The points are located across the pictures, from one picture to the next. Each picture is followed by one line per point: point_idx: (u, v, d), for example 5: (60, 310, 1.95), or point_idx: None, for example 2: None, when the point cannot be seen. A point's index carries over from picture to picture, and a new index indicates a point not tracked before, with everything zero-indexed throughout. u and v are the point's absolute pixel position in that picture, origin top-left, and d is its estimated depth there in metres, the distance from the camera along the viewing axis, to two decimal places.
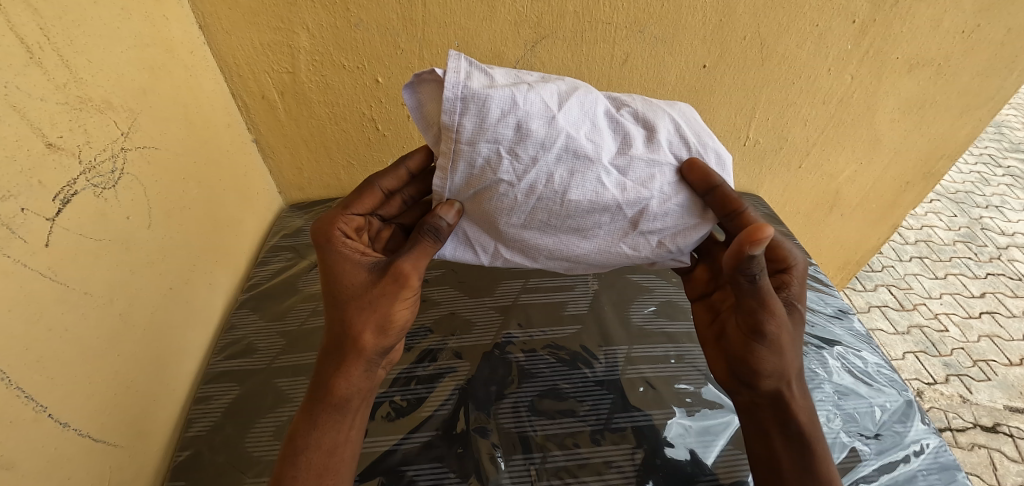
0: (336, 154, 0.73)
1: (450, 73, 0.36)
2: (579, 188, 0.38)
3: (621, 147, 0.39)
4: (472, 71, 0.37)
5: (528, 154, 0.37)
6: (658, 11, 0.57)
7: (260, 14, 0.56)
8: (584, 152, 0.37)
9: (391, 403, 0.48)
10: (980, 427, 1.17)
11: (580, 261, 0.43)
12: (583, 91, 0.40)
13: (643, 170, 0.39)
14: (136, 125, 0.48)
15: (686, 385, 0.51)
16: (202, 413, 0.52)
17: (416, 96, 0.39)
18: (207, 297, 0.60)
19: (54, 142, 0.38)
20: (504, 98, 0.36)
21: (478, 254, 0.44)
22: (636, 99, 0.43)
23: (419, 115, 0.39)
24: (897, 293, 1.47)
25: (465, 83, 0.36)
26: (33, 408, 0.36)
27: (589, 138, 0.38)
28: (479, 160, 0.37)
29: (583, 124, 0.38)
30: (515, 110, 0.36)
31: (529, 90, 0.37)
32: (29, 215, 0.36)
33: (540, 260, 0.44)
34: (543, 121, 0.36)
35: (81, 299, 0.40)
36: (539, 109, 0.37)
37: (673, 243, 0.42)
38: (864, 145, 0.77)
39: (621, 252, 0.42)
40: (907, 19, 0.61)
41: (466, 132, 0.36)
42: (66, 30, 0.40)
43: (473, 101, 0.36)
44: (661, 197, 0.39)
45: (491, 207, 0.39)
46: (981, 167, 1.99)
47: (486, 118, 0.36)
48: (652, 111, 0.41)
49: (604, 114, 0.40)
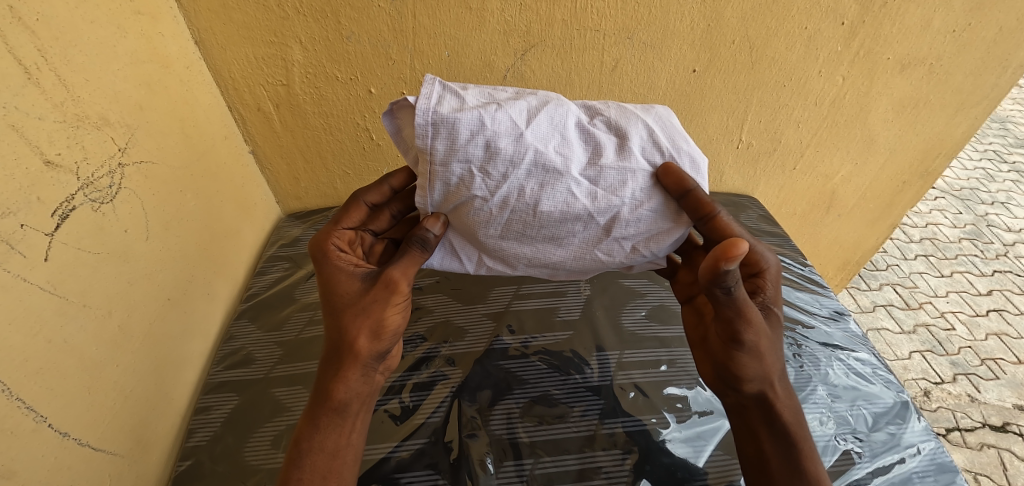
0: (332, 164, 0.74)
1: (421, 99, 0.37)
2: (550, 199, 0.38)
3: (592, 157, 0.39)
4: (444, 95, 0.38)
5: (498, 171, 0.37)
6: (645, 18, 0.57)
7: (254, 28, 0.57)
8: (553, 165, 0.38)
9: (386, 411, 0.49)
10: (990, 426, 1.15)
11: (559, 268, 0.44)
12: (554, 105, 0.41)
13: (614, 178, 0.39)
14: (133, 140, 0.49)
15: (677, 389, 0.51)
16: (202, 423, 0.53)
17: (395, 122, 0.41)
18: (205, 307, 0.61)
19: (52, 160, 0.39)
20: (472, 120, 0.37)
21: (464, 262, 0.45)
22: (611, 107, 0.44)
23: (399, 140, 0.41)
24: (902, 292, 1.46)
25: (436, 107, 0.37)
26: (33, 418, 0.37)
27: (558, 151, 0.38)
28: (453, 179, 0.38)
29: (552, 137, 0.38)
30: (483, 130, 0.37)
31: (498, 109, 0.38)
32: (28, 231, 0.37)
33: (521, 268, 0.45)
34: (511, 138, 0.37)
35: (80, 312, 0.41)
36: (507, 127, 0.37)
37: (648, 248, 0.42)
38: (859, 145, 0.76)
39: (597, 259, 0.42)
40: (896, 18, 0.61)
41: (439, 154, 0.37)
42: (64, 51, 0.41)
43: (443, 125, 0.36)
44: (633, 204, 0.39)
45: (469, 220, 0.40)
46: (986, 163, 1.97)
47: (456, 140, 0.37)
48: (626, 118, 0.42)
49: (575, 125, 0.40)
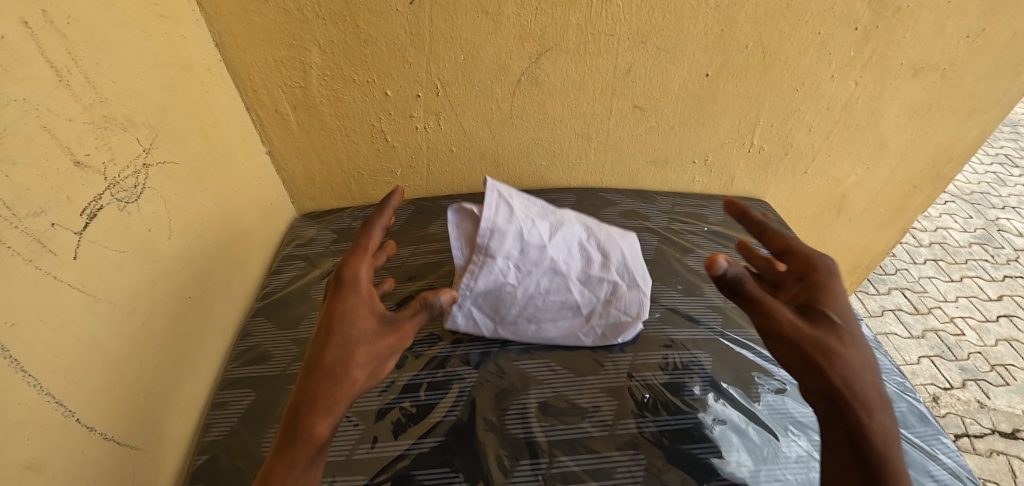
0: (346, 165, 0.75)
1: (484, 216, 0.51)
2: (556, 292, 0.53)
3: (587, 271, 0.55)
4: (497, 216, 0.52)
5: (528, 262, 0.52)
6: (659, 23, 0.58)
7: (273, 32, 0.58)
8: (562, 270, 0.53)
9: (401, 409, 0.50)
10: (999, 433, 1.14)
11: (550, 341, 0.55)
12: (568, 230, 0.56)
13: (600, 284, 0.55)
14: (157, 142, 0.50)
15: (691, 391, 0.51)
16: (220, 418, 0.53)
17: (457, 215, 0.54)
18: (223, 305, 0.61)
19: (81, 160, 0.40)
20: (516, 234, 0.52)
21: (484, 329, 0.54)
22: (600, 229, 0.59)
23: (456, 236, 0.54)
24: (911, 297, 1.45)
25: (494, 221, 0.51)
26: (62, 412, 0.38)
27: (567, 262, 0.54)
28: (494, 270, 0.51)
29: (565, 254, 0.54)
30: (522, 238, 0.52)
31: (533, 228, 0.53)
32: (58, 230, 0.38)
33: (526, 339, 0.55)
34: (540, 250, 0.53)
35: (105, 309, 0.42)
36: (538, 241, 0.53)
37: (614, 306, 0.54)
38: (870, 149, 0.77)
39: (578, 339, 0.54)
40: (909, 24, 0.61)
41: (490, 250, 0.51)
42: (93, 54, 0.42)
43: (497, 234, 0.51)
44: (614, 285, 0.55)
45: (496, 306, 0.53)
46: (996, 167, 1.96)
47: (504, 249, 0.52)
48: (611, 243, 0.58)
49: (583, 250, 0.56)
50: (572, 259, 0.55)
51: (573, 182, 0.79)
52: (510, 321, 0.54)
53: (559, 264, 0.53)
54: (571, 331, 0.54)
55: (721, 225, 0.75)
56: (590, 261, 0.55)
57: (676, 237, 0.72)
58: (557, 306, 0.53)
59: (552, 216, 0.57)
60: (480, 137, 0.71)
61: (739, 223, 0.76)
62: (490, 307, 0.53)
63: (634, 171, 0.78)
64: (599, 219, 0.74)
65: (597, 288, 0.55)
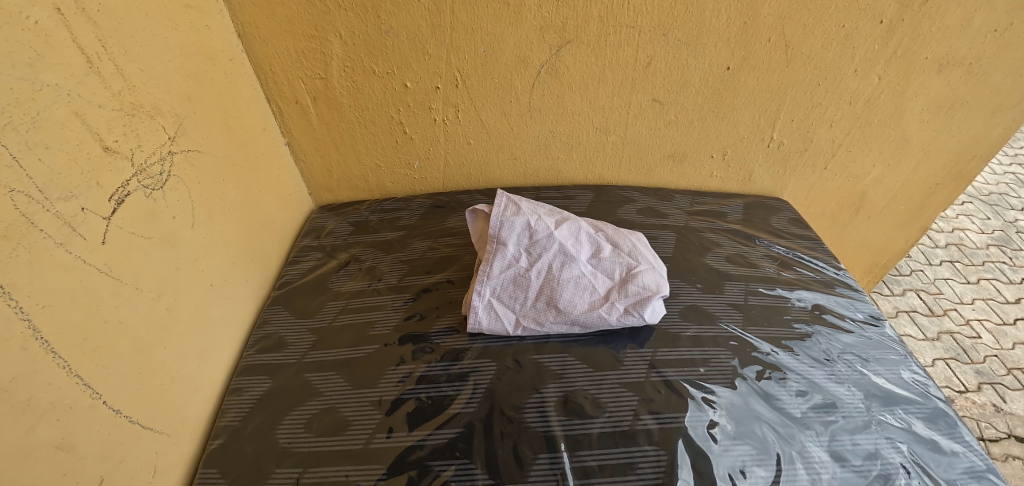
0: (364, 157, 0.75)
1: (494, 208, 0.58)
2: (568, 272, 0.55)
3: (595, 256, 0.58)
4: (506, 208, 0.59)
5: (535, 245, 0.56)
6: (681, 15, 0.58)
7: (296, 22, 0.59)
8: (570, 252, 0.57)
9: (416, 401, 0.51)
10: (1015, 437, 1.11)
11: (575, 326, 0.55)
12: (573, 221, 0.61)
13: (609, 264, 0.57)
14: (182, 130, 0.50)
15: (710, 388, 0.51)
16: (235, 404, 0.53)
17: (474, 220, 0.63)
18: (243, 294, 0.62)
19: (110, 146, 0.41)
20: (522, 220, 0.57)
21: (506, 323, 0.55)
22: (608, 226, 0.64)
23: (475, 236, 0.63)
24: (927, 298, 1.43)
25: (503, 215, 0.57)
26: (90, 395, 0.38)
27: (574, 246, 0.58)
28: (506, 256, 0.56)
29: (571, 240, 0.58)
30: (527, 223, 0.57)
31: (540, 216, 0.59)
32: (88, 214, 0.38)
33: (549, 329, 0.55)
34: (545, 233, 0.57)
35: (132, 294, 0.43)
36: (542, 226, 0.58)
37: (633, 281, 0.56)
38: (892, 146, 0.76)
39: (600, 318, 0.54)
40: (936, 18, 0.60)
41: (499, 237, 0.56)
42: (122, 41, 0.43)
43: (504, 223, 0.57)
44: (623, 264, 0.58)
45: (512, 295, 0.55)
46: (1017, 168, 1.93)
47: (512, 235, 0.57)
48: (619, 235, 0.62)
49: (589, 239, 0.60)
50: (580, 247, 0.58)
51: (590, 177, 0.79)
52: (531, 310, 0.55)
53: (568, 249, 0.57)
54: (593, 310, 0.54)
55: (740, 223, 0.75)
56: (598, 249, 0.59)
57: (694, 235, 0.71)
58: (574, 287, 0.55)
59: (557, 216, 0.62)
60: (498, 130, 0.71)
61: (758, 222, 0.76)
62: (510, 296, 0.55)
63: (652, 166, 0.77)
64: (616, 214, 0.73)
65: (609, 271, 0.57)
